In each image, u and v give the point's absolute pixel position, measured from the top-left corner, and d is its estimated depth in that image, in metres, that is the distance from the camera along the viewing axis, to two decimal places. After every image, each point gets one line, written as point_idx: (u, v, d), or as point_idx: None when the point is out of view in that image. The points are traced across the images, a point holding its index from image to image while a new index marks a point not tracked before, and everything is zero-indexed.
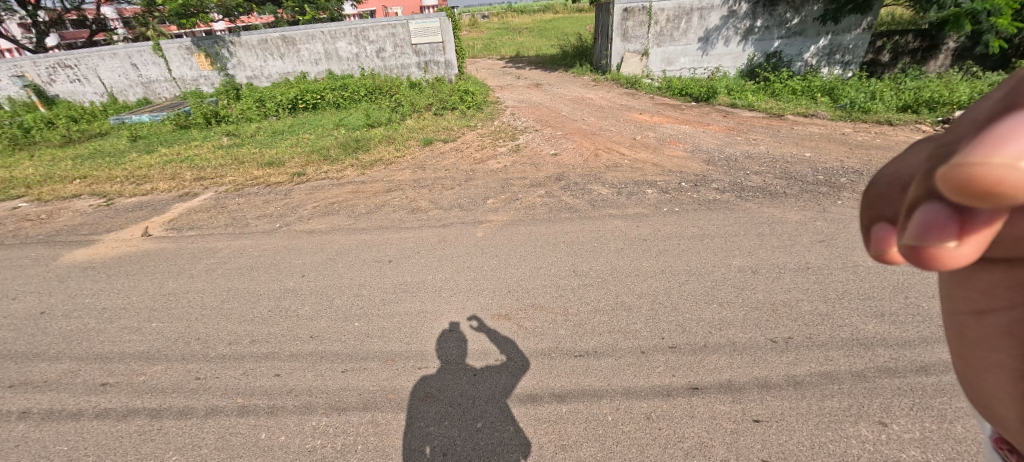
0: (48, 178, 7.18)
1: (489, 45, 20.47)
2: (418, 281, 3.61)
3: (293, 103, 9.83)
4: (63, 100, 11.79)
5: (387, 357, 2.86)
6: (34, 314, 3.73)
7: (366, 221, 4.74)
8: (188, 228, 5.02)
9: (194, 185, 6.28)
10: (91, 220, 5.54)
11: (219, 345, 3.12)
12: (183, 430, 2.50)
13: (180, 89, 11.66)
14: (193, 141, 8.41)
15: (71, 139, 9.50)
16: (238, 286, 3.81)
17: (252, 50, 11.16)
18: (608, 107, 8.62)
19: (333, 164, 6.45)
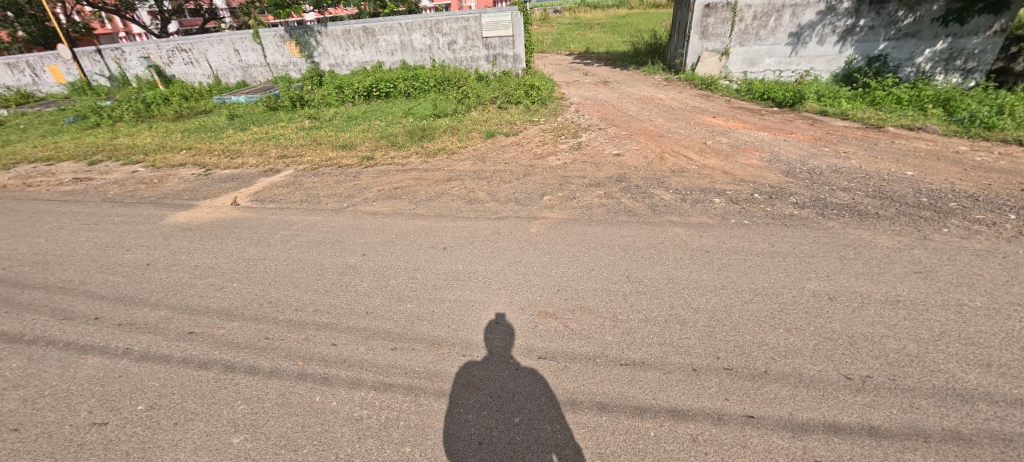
0: (160, 148, 8.12)
1: (559, 40, 20.31)
2: (470, 270, 3.65)
3: (368, 90, 10.32)
4: (178, 80, 13.25)
5: (433, 341, 2.92)
6: (140, 265, 4.23)
7: (425, 207, 4.87)
8: (270, 200, 5.45)
9: (278, 162, 6.80)
10: (192, 187, 6.18)
11: (285, 311, 3.36)
12: (248, 385, 2.71)
13: (272, 74, 12.66)
14: (279, 122, 9.11)
15: (180, 113, 10.66)
16: (305, 258, 4.06)
17: (336, 40, 11.85)
18: (679, 108, 8.23)
19: (400, 151, 6.70)
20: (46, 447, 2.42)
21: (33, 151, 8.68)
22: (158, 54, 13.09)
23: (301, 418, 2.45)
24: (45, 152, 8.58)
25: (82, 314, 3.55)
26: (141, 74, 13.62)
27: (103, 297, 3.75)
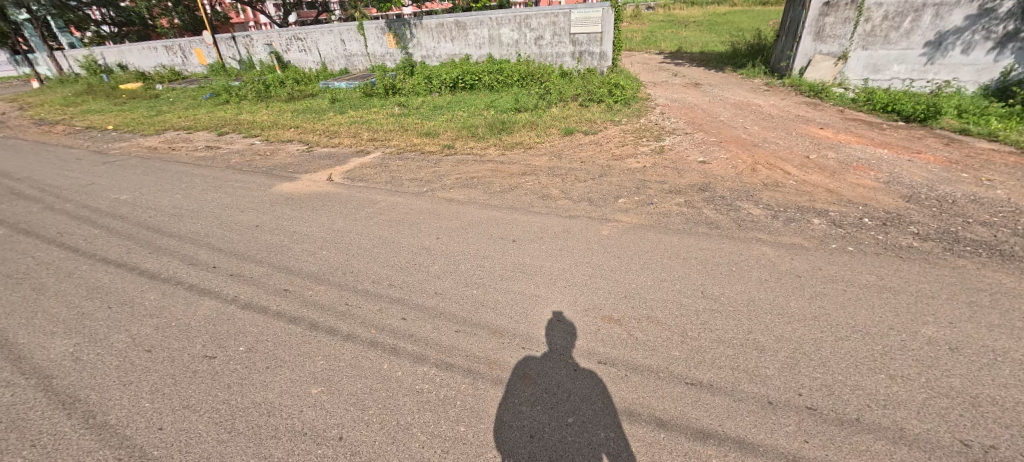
0: (273, 124, 9.10)
1: (650, 38, 19.54)
2: (537, 266, 3.66)
3: (455, 81, 10.67)
4: (292, 66, 14.73)
5: (495, 330, 2.98)
6: (249, 225, 4.79)
7: (499, 199, 4.96)
8: (359, 179, 5.88)
9: (369, 145, 7.31)
10: (296, 161, 6.86)
11: (364, 282, 3.62)
12: (326, 344, 2.96)
13: (370, 63, 13.59)
14: (373, 108, 9.77)
15: (291, 95, 11.85)
16: (385, 235, 4.34)
17: (430, 32, 12.37)
18: (780, 116, 7.55)
19: (479, 142, 6.88)
20: (167, 370, 2.85)
21: (177, 121, 10.17)
22: (279, 41, 14.62)
23: (369, 382, 2.64)
24: (185, 122, 10.01)
25: (203, 262, 4.11)
26: (263, 59, 15.31)
27: (219, 251, 4.31)
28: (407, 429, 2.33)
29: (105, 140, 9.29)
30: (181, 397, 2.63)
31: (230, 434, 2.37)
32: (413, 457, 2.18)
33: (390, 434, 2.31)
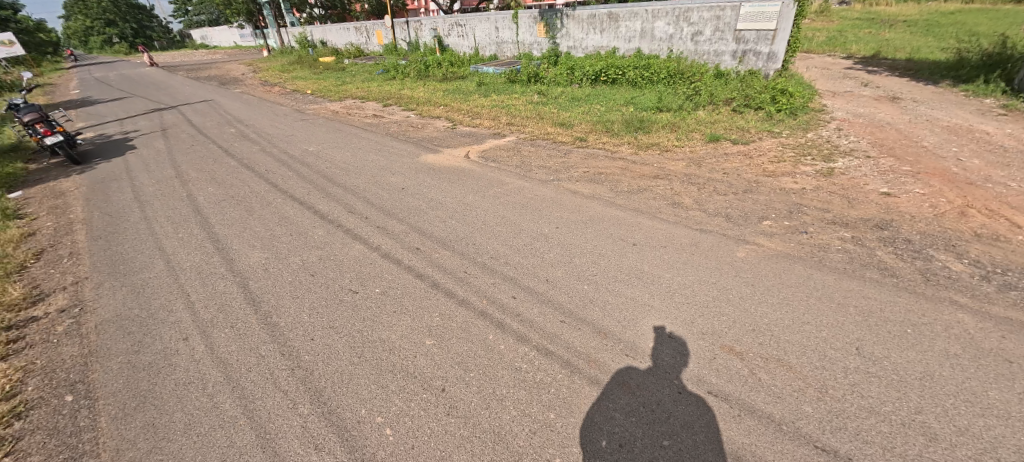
0: (426, 101, 10.04)
1: (837, 39, 16.69)
2: (655, 275, 3.44)
3: (597, 74, 10.45)
4: (450, 49, 16.04)
5: (599, 329, 2.90)
6: (396, 187, 5.40)
7: (625, 199, 4.77)
8: (492, 160, 6.19)
9: (505, 129, 7.63)
10: (441, 136, 7.50)
11: (482, 256, 3.82)
12: (442, 304, 3.22)
13: (519, 51, 14.05)
14: (514, 94, 10.12)
15: (445, 76, 12.90)
16: (509, 216, 4.50)
17: (580, 23, 12.26)
18: (1015, 150, 5.84)
19: (613, 138, 6.68)
20: (319, 296, 3.42)
21: (353, 91, 11.87)
22: (443, 27, 15.98)
23: (474, 348, 2.80)
24: (360, 92, 11.63)
25: (357, 212, 4.78)
26: (428, 42, 16.90)
27: (370, 204, 4.96)
28: (501, 400, 2.42)
29: (304, 101, 11.32)
30: (327, 320, 3.14)
31: (356, 361, 2.75)
32: (502, 428, 2.26)
33: (485, 400, 2.43)
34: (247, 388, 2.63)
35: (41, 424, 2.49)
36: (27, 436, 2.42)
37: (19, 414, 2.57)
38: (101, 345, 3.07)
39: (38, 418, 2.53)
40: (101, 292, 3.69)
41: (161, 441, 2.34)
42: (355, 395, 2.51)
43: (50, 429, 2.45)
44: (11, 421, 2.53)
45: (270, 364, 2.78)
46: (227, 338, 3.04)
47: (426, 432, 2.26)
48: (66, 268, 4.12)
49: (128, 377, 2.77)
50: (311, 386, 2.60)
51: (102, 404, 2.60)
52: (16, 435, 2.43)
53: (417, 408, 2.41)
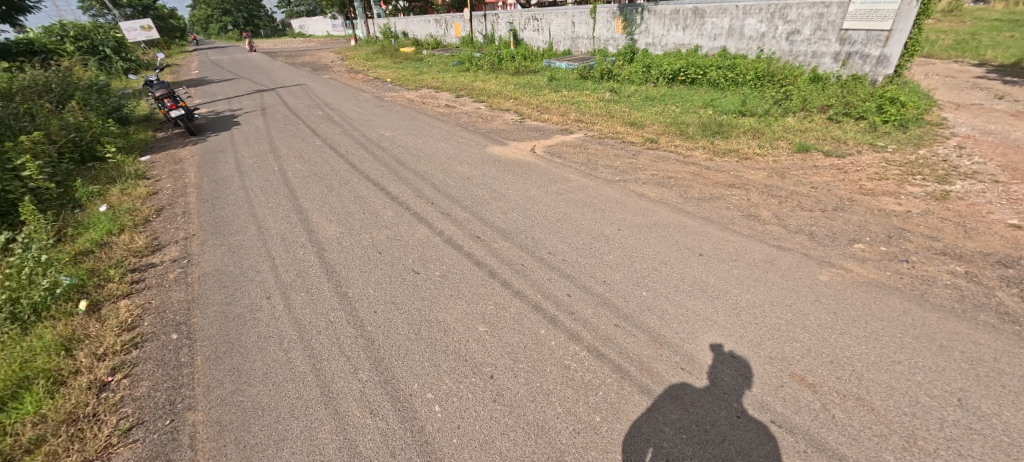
0: (497, 93, 10.16)
1: (966, 43, 14.57)
2: (722, 289, 3.20)
3: (674, 74, 9.96)
4: (524, 43, 16.13)
5: (655, 338, 2.77)
6: (462, 176, 5.53)
7: (695, 205, 4.48)
8: (557, 156, 6.14)
9: (573, 125, 7.52)
10: (509, 129, 7.56)
11: (540, 250, 3.80)
12: (497, 294, 3.26)
13: (594, 46, 13.78)
14: (585, 90, 9.95)
15: (518, 69, 12.95)
16: (569, 213, 4.44)
17: (662, 19, 11.75)
18: None
19: (687, 141, 6.34)
20: (384, 273, 3.60)
21: (429, 81, 12.30)
22: (520, 20, 16.08)
23: (525, 340, 2.81)
24: (435, 83, 12.03)
25: (424, 197, 4.96)
26: (503, 36, 17.09)
27: (437, 191, 5.12)
28: (547, 396, 2.41)
29: (384, 88, 11.92)
30: (389, 296, 3.30)
31: (413, 338, 2.88)
32: (546, 423, 2.26)
33: (532, 393, 2.44)
34: (315, 349, 2.85)
35: (152, 355, 2.91)
36: (141, 364, 2.83)
37: (136, 344, 3.01)
38: (201, 294, 3.49)
39: (150, 350, 2.94)
40: (204, 248, 4.18)
41: (243, 385, 2.62)
42: (409, 370, 2.63)
43: (159, 361, 2.85)
44: (130, 349, 2.97)
45: (337, 331, 2.99)
46: (301, 301, 3.32)
47: (473, 415, 2.33)
48: (179, 224, 4.71)
49: (220, 325, 3.13)
50: (371, 355, 2.77)
51: (199, 345, 2.97)
52: (133, 361, 2.86)
53: (466, 390, 2.48)
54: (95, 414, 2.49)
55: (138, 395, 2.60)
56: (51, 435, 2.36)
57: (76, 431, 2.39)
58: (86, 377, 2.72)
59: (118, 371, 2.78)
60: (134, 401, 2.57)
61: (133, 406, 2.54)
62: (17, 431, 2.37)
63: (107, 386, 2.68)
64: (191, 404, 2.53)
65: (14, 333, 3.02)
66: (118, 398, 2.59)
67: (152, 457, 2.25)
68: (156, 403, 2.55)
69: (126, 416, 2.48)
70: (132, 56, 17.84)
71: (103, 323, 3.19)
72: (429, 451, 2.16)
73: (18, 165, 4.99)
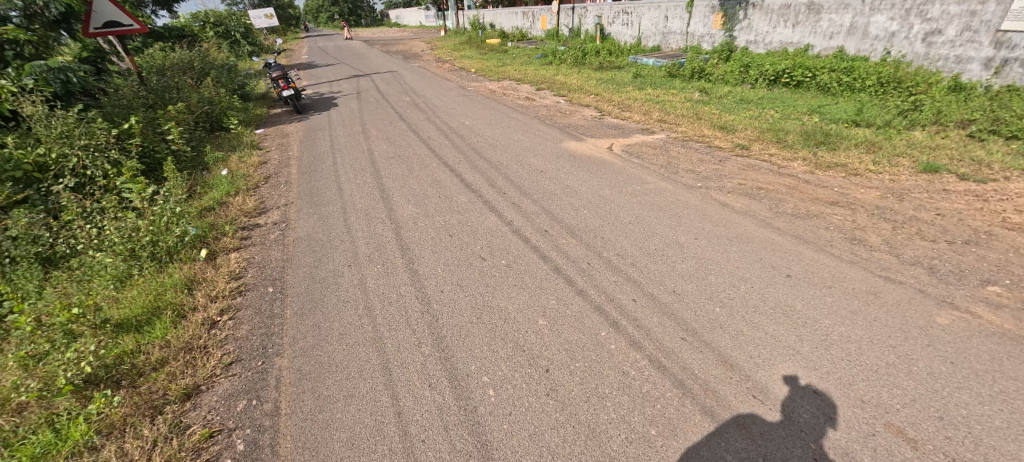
0: (578, 88, 9.99)
1: None
2: (811, 316, 2.87)
3: (777, 75, 9.07)
4: (611, 38, 15.69)
5: (726, 358, 2.55)
6: (535, 170, 5.51)
7: (786, 221, 4.05)
8: (635, 156, 5.90)
9: (656, 125, 7.18)
10: (587, 125, 7.40)
11: (608, 251, 3.67)
12: (560, 290, 3.22)
13: (686, 43, 12.99)
14: (672, 89, 9.46)
15: (602, 65, 12.60)
16: (643, 216, 4.23)
17: (769, 14, 10.78)
18: None
19: (785, 150, 5.74)
20: (453, 255, 3.71)
21: (511, 73, 12.38)
22: (608, 14, 15.67)
23: (584, 339, 2.75)
24: (517, 75, 12.08)
25: (497, 187, 5.03)
26: (590, 30, 16.73)
27: (509, 182, 5.16)
28: (602, 399, 2.34)
29: (467, 79, 12.21)
30: (456, 278, 3.40)
31: (474, 321, 2.93)
32: (598, 425, 2.19)
33: (587, 392, 2.38)
34: (383, 319, 3.01)
35: (252, 303, 3.27)
36: (243, 310, 3.20)
37: (241, 292, 3.41)
38: (294, 255, 3.85)
39: (251, 299, 3.32)
40: (300, 214, 4.60)
41: (319, 342, 2.85)
42: (468, 352, 2.69)
43: (257, 309, 3.20)
44: (236, 295, 3.37)
45: (404, 305, 3.14)
46: (375, 273, 3.52)
47: (525, 405, 2.32)
48: (281, 192, 5.22)
49: (307, 285, 3.43)
50: (433, 332, 2.87)
51: (289, 299, 3.28)
52: (238, 306, 3.24)
53: (520, 380, 2.48)
54: (206, 346, 2.86)
55: (239, 336, 2.95)
56: (172, 358, 2.73)
57: (191, 357, 2.76)
58: (202, 314, 3.13)
59: (226, 313, 3.17)
60: (236, 341, 2.91)
61: (234, 345, 2.88)
62: (148, 350, 2.77)
63: (216, 324, 3.07)
64: (278, 351, 2.81)
65: (152, 270, 3.53)
66: (223, 336, 2.95)
67: (244, 392, 2.54)
68: (251, 345, 2.86)
69: (228, 352, 2.82)
70: (253, 40, 19.93)
71: (217, 271, 3.65)
72: (479, 433, 2.20)
73: (165, 130, 5.82)
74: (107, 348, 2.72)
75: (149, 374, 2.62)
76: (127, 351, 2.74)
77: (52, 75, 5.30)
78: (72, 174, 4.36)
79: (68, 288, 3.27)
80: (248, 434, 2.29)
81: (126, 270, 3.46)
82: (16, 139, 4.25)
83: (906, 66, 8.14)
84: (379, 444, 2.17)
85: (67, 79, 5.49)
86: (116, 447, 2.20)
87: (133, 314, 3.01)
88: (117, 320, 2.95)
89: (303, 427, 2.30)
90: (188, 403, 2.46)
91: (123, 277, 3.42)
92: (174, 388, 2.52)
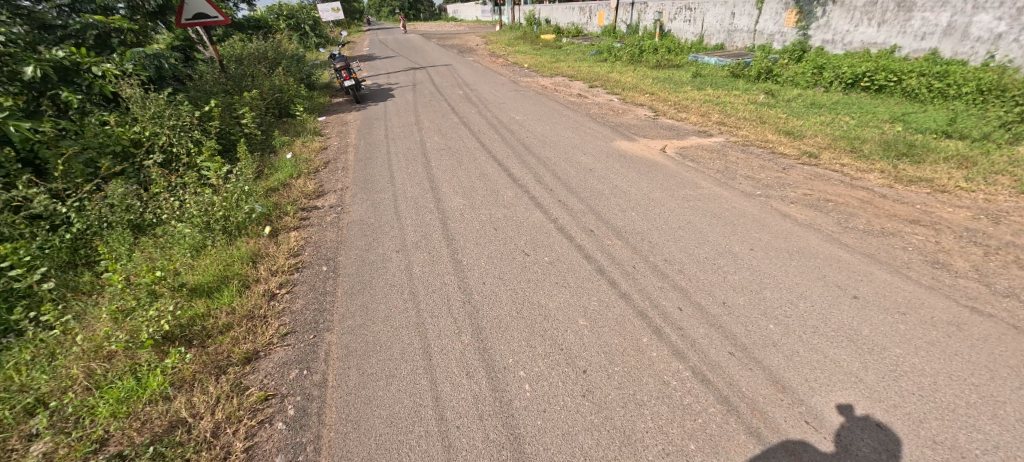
0: (633, 87, 9.73)
1: None
2: (879, 342, 2.58)
3: (856, 78, 8.37)
4: (671, 35, 15.16)
5: (778, 377, 2.40)
6: (584, 168, 5.43)
7: (856, 237, 3.69)
8: (690, 159, 5.67)
9: (714, 128, 6.86)
10: (641, 125, 7.18)
11: (655, 256, 3.55)
12: (602, 292, 3.16)
13: (754, 41, 12.26)
14: (734, 90, 8.99)
15: (659, 63, 12.17)
16: (694, 222, 4.05)
17: (851, 12, 9.91)
18: None
19: (859, 160, 5.28)
20: (498, 249, 3.74)
21: (564, 69, 12.25)
22: (670, 10, 15.19)
23: (625, 343, 2.69)
24: (570, 71, 11.93)
25: (544, 183, 5.01)
26: (650, 26, 16.25)
27: (557, 179, 5.11)
28: (640, 407, 2.28)
29: (520, 74, 12.21)
30: (499, 271, 3.44)
31: (514, 315, 2.95)
32: (634, 432, 2.15)
33: (624, 398, 2.33)
34: (426, 305, 3.09)
35: (308, 279, 3.48)
36: (300, 285, 3.41)
37: (298, 268, 3.63)
38: (348, 238, 4.03)
39: (307, 275, 3.53)
40: (354, 199, 4.80)
41: (365, 322, 2.97)
42: (507, 345, 2.72)
43: (312, 285, 3.40)
44: (294, 271, 3.59)
45: (446, 294, 3.20)
46: (421, 260, 3.62)
47: (560, 404, 2.31)
48: (338, 177, 5.48)
49: (358, 267, 3.59)
50: (473, 323, 2.91)
51: (341, 279, 3.45)
52: (295, 281, 3.46)
53: (556, 378, 2.47)
54: (266, 316, 3.07)
55: (295, 309, 3.14)
56: (237, 324, 2.96)
57: (252, 325, 2.97)
58: (264, 285, 3.36)
59: (284, 286, 3.39)
60: (292, 313, 3.11)
61: (290, 317, 3.07)
62: (216, 315, 3.02)
63: (275, 296, 3.29)
64: (329, 327, 2.96)
65: (224, 242, 3.82)
66: (281, 308, 3.16)
67: (296, 361, 2.70)
68: (306, 319, 3.04)
69: (285, 323, 3.01)
70: (320, 32, 20.95)
71: (279, 247, 3.90)
72: (513, 426, 2.21)
73: (240, 114, 6.28)
74: (183, 309, 2.99)
75: (216, 336, 2.85)
76: (198, 314, 2.99)
77: (148, 60, 5.81)
78: (161, 151, 4.82)
79: (153, 253, 3.61)
80: (297, 402, 2.43)
81: (202, 241, 3.76)
82: (118, 117, 4.75)
83: (1013, 72, 7.11)
84: (416, 426, 2.24)
85: (161, 65, 6.00)
86: (186, 399, 2.41)
87: (206, 281, 3.29)
88: (192, 285, 3.24)
89: (347, 401, 2.41)
90: (248, 366, 2.66)
91: (199, 246, 3.73)
92: (237, 351, 2.73)
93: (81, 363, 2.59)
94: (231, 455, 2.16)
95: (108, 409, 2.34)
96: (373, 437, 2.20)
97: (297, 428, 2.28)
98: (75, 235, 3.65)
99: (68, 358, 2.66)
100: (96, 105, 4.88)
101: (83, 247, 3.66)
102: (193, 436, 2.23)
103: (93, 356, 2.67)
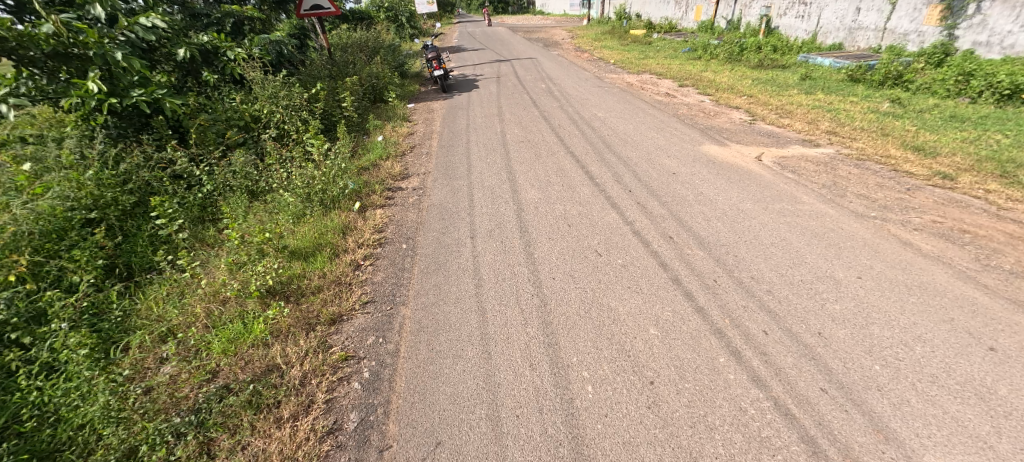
0: (730, 88, 9.04)
1: None
2: (1020, 407, 2.16)
3: (1017, 88, 6.92)
4: (778, 32, 13.87)
5: (881, 425, 2.12)
6: (668, 171, 5.17)
7: (999, 278, 3.11)
8: (790, 170, 5.16)
9: (822, 137, 6.16)
10: (736, 130, 6.67)
11: (740, 271, 3.30)
12: (677, 302, 3.01)
13: (880, 42, 10.74)
14: (851, 96, 8.00)
15: (762, 62, 11.15)
16: (790, 239, 3.69)
17: (1017, 8, 8.10)
18: None
19: (1012, 187, 4.42)
20: (571, 246, 3.70)
21: (653, 66, 11.69)
22: (779, 5, 13.88)
23: (699, 360, 2.54)
24: (660, 69, 11.35)
25: (624, 184, 4.84)
26: (755, 23, 14.99)
27: (638, 180, 4.93)
28: (710, 429, 2.15)
29: (605, 69, 11.90)
30: (569, 268, 3.40)
31: (582, 314, 2.91)
32: (701, 453, 2.04)
33: (693, 417, 2.21)
34: (495, 293, 3.16)
35: (390, 255, 3.70)
36: (382, 259, 3.64)
37: (381, 243, 3.88)
38: (427, 220, 4.23)
39: (390, 250, 3.76)
40: (435, 184, 5.03)
41: (438, 301, 3.11)
42: (573, 344, 2.68)
43: (392, 260, 3.62)
44: (378, 245, 3.85)
45: (516, 285, 3.24)
46: (494, 249, 3.69)
47: (623, 411, 2.25)
48: (423, 162, 5.75)
49: (434, 248, 3.75)
50: (539, 316, 2.92)
51: (418, 258, 3.63)
52: (378, 255, 3.70)
53: (621, 384, 2.40)
54: (352, 283, 3.34)
55: (376, 281, 3.37)
56: (326, 287, 3.24)
57: (339, 290, 3.24)
58: (351, 256, 3.64)
59: (368, 259, 3.65)
60: (373, 284, 3.34)
61: (371, 287, 3.30)
62: (310, 277, 3.33)
63: (359, 267, 3.55)
64: (404, 301, 3.14)
65: (320, 212, 4.19)
66: (365, 278, 3.41)
67: (373, 329, 2.90)
68: (385, 290, 3.26)
69: (366, 292, 3.25)
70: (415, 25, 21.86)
71: (366, 222, 4.20)
72: (573, 425, 2.20)
73: (342, 98, 6.82)
74: (283, 268, 3.33)
75: (309, 296, 3.15)
76: (295, 274, 3.32)
77: (271, 46, 6.54)
78: (276, 127, 5.40)
79: (263, 216, 4.06)
80: (373, 366, 2.62)
81: (302, 209, 4.15)
82: (243, 96, 5.39)
83: None
84: (477, 407, 2.31)
85: (280, 51, 6.73)
86: (281, 348, 2.69)
87: (304, 246, 3.64)
88: (292, 249, 3.59)
89: (416, 373, 2.54)
90: (333, 327, 2.91)
91: (300, 214, 4.12)
92: (325, 312, 2.99)
93: (203, 303, 3.01)
94: (314, 403, 2.38)
95: (220, 346, 2.69)
96: (436, 411, 2.31)
97: (371, 390, 2.45)
98: (205, 195, 4.21)
99: (193, 297, 3.10)
100: (227, 84, 5.56)
101: (210, 205, 4.21)
102: (285, 382, 2.49)
103: (212, 298, 3.07)
